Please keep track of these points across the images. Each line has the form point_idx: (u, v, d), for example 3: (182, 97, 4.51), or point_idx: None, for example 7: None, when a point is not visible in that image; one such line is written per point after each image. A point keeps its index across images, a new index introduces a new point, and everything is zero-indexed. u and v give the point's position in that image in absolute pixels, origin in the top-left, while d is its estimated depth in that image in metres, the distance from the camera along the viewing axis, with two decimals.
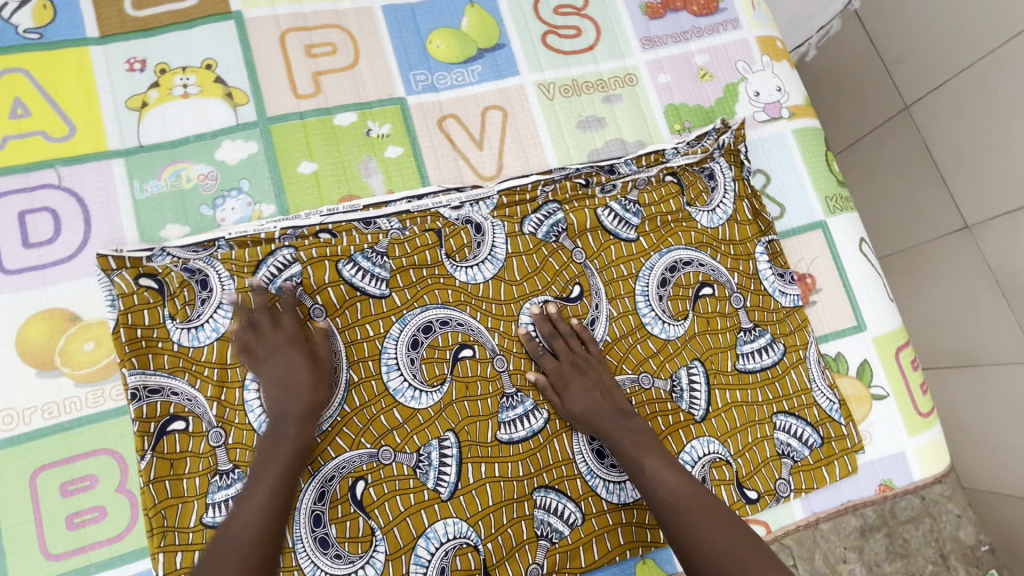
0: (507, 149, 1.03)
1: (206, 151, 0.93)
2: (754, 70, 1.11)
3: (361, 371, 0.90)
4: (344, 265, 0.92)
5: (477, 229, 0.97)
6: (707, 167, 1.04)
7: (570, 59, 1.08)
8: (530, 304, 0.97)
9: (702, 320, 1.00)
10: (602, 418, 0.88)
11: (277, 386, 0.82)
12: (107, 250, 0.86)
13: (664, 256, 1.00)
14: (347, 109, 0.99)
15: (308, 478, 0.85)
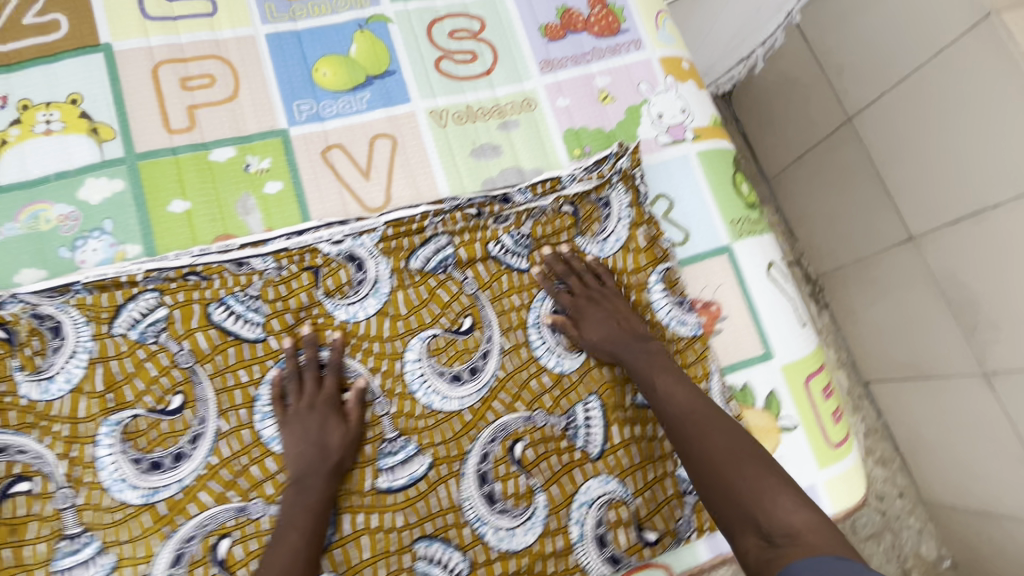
0: (396, 179, 0.99)
1: (68, 190, 0.89)
2: (658, 91, 1.08)
3: (232, 419, 0.85)
4: (214, 309, 0.87)
5: (359, 266, 0.93)
6: (604, 195, 1.02)
7: (465, 85, 1.05)
8: (417, 339, 0.93)
9: (599, 353, 0.97)
10: (619, 345, 0.93)
11: (306, 443, 0.83)
12: None
13: (557, 288, 0.98)
14: (224, 144, 0.95)
15: (162, 540, 0.80)
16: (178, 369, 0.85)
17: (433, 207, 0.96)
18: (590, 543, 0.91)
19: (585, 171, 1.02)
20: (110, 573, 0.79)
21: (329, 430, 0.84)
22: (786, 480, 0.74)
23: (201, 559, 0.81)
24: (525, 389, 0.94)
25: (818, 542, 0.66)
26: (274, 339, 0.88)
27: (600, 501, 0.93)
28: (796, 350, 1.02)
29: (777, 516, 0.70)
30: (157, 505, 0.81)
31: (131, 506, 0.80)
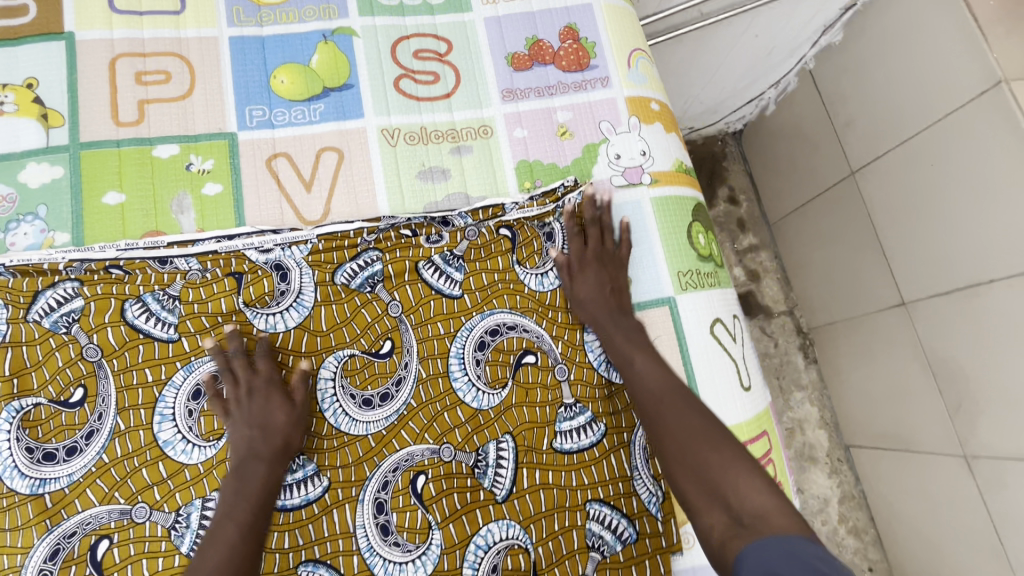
0: (337, 194, 0.98)
1: (8, 171, 0.90)
2: (619, 131, 1.06)
3: (130, 419, 0.84)
4: (130, 305, 0.86)
5: (283, 277, 0.92)
6: (547, 224, 1.00)
7: (422, 105, 1.04)
8: (333, 357, 0.91)
9: (521, 391, 0.94)
10: (603, 314, 0.92)
11: (248, 425, 0.82)
12: None
13: (487, 318, 0.95)
14: (170, 141, 0.95)
15: (43, 533, 0.79)
16: (83, 362, 0.84)
17: (370, 224, 0.96)
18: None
19: (530, 207, 1.00)
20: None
21: (271, 411, 0.83)
22: (753, 463, 0.67)
23: (78, 558, 0.79)
24: (436, 421, 0.91)
25: (786, 524, 0.58)
26: (187, 342, 0.87)
27: (498, 545, 0.88)
28: (730, 415, 0.97)
29: (748, 498, 0.63)
30: (43, 497, 0.80)
31: (18, 494, 0.79)
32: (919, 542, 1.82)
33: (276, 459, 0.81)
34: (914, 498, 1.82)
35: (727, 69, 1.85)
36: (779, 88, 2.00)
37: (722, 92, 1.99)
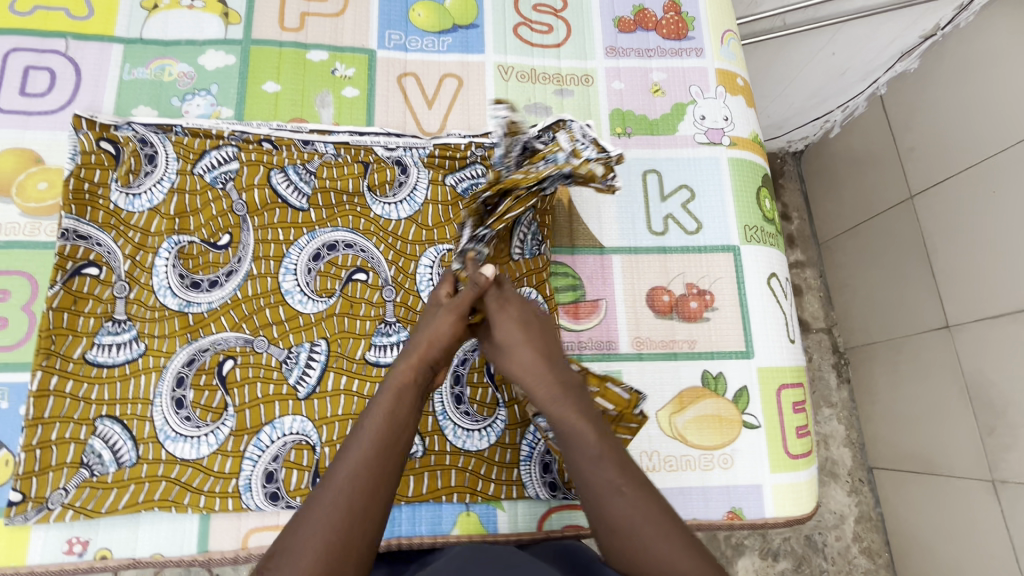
0: (454, 113, 1.12)
1: (191, 54, 1.07)
2: (706, 96, 1.17)
3: (261, 266, 0.98)
4: (275, 174, 1.02)
5: (403, 170, 1.06)
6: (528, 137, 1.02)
7: (535, 51, 1.18)
8: (433, 249, 1.03)
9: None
10: (529, 372, 0.79)
11: (415, 343, 0.80)
12: (84, 113, 1.00)
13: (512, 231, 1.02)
14: (321, 48, 1.11)
15: (183, 344, 0.94)
16: (233, 214, 1.00)
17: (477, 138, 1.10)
18: (535, 469, 0.97)
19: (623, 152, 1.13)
20: (136, 357, 0.92)
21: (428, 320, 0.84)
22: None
23: (208, 369, 0.93)
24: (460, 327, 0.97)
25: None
26: (314, 213, 1.02)
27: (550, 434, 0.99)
28: (780, 359, 1.05)
29: None
30: (187, 315, 0.95)
31: (168, 309, 0.95)
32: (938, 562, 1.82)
33: (403, 391, 0.74)
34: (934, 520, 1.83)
35: (800, 82, 1.95)
36: (845, 110, 2.07)
37: (791, 105, 2.08)
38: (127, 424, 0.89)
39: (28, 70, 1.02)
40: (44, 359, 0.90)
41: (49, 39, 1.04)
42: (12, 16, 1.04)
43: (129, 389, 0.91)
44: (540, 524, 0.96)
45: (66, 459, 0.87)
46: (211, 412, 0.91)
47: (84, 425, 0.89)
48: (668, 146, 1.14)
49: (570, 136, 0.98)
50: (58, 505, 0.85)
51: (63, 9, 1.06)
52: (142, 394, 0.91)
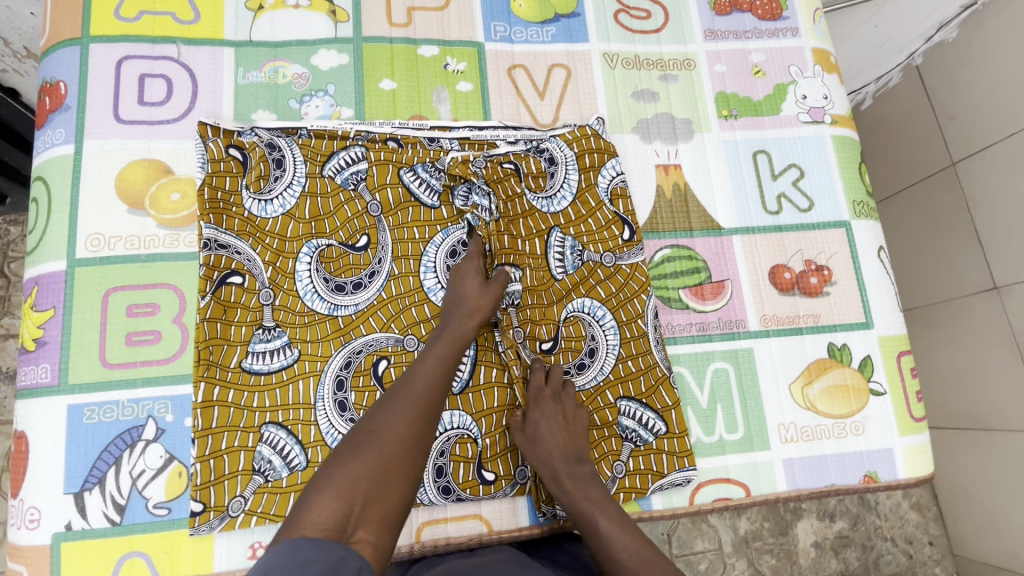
0: (566, 103, 1.13)
1: (304, 54, 1.06)
2: (806, 75, 1.19)
3: (402, 266, 0.99)
4: (405, 172, 1.02)
5: (550, 161, 1.06)
6: (544, 149, 1.06)
7: (636, 37, 1.18)
8: (554, 238, 1.03)
9: (574, 322, 1.00)
10: (564, 470, 0.88)
11: (468, 298, 0.91)
12: (208, 119, 0.99)
13: (545, 253, 1.02)
14: (431, 43, 1.10)
15: (338, 347, 0.94)
16: (368, 216, 1.00)
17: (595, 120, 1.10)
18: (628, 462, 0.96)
19: (731, 135, 1.16)
20: (292, 363, 0.93)
21: (466, 290, 0.92)
22: None
23: (364, 371, 0.94)
24: (525, 339, 0.96)
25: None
26: (445, 210, 1.02)
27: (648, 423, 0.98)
28: (897, 328, 1.10)
29: None
30: (337, 318, 0.95)
31: (318, 313, 0.95)
32: (968, 522, 1.88)
33: (460, 340, 0.86)
34: (962, 485, 1.88)
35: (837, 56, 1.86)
36: (880, 83, 1.96)
37: None
38: (292, 429, 0.90)
39: (143, 78, 1.00)
40: (205, 370, 0.90)
41: (160, 45, 1.02)
42: (119, 23, 1.02)
43: (288, 395, 0.91)
44: (692, 498, 0.99)
45: (238, 467, 0.88)
46: None
47: (251, 433, 0.89)
48: (773, 126, 1.16)
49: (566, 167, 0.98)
50: (239, 511, 0.87)
51: (170, 13, 1.04)
52: (302, 399, 0.92)
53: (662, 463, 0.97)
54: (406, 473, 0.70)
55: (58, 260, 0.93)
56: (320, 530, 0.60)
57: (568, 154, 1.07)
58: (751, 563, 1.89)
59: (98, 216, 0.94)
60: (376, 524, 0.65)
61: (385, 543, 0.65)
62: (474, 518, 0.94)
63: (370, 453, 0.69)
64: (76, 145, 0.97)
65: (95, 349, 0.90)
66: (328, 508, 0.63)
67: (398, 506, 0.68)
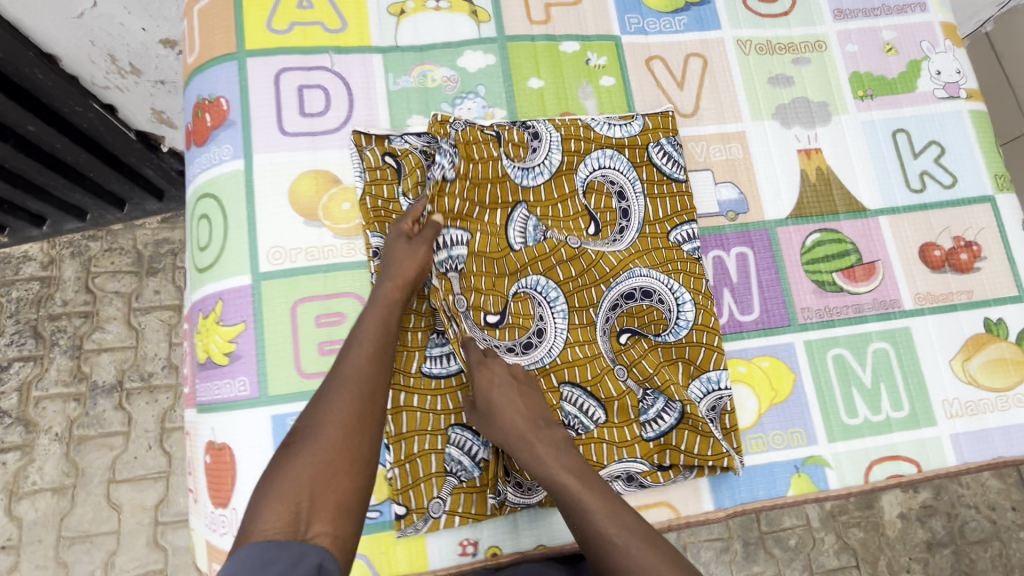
0: (705, 93, 1.13)
1: (450, 56, 1.06)
2: (938, 50, 1.19)
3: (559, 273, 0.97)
4: (529, 177, 1.00)
5: (535, 136, 1.02)
6: (531, 127, 1.02)
7: (765, 21, 1.18)
8: (516, 214, 0.99)
9: (523, 298, 0.96)
10: (524, 439, 0.82)
11: (397, 265, 0.88)
12: (360, 128, 1.00)
13: (505, 227, 0.98)
14: (571, 39, 1.10)
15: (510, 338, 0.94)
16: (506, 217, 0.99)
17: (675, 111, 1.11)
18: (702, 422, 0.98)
19: (868, 116, 1.15)
20: None
21: (400, 258, 0.88)
22: None
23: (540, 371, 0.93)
24: (468, 309, 0.93)
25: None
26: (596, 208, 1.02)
27: (721, 391, 0.98)
28: None
29: None
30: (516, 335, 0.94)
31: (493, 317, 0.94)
32: None
33: (389, 311, 0.84)
34: None
35: None
36: None
37: None
38: (475, 429, 0.92)
39: (302, 90, 1.01)
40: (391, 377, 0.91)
41: (313, 56, 1.03)
42: (272, 35, 1.02)
43: (469, 396, 0.92)
44: (867, 476, 1.01)
45: (432, 469, 0.90)
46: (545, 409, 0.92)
47: (439, 435, 0.91)
48: (910, 104, 1.16)
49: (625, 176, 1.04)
50: (441, 512, 0.90)
51: (319, 23, 1.04)
52: None
53: (694, 443, 0.96)
54: (349, 466, 0.71)
55: (242, 274, 0.95)
56: (272, 536, 0.64)
57: (553, 133, 1.02)
58: (839, 537, 1.90)
59: (278, 230, 0.96)
60: (330, 516, 0.67)
61: (347, 530, 0.68)
62: (663, 505, 0.98)
63: (312, 451, 0.71)
64: (245, 160, 0.98)
65: (290, 359, 0.93)
66: (275, 516, 0.65)
67: (350, 490, 0.70)
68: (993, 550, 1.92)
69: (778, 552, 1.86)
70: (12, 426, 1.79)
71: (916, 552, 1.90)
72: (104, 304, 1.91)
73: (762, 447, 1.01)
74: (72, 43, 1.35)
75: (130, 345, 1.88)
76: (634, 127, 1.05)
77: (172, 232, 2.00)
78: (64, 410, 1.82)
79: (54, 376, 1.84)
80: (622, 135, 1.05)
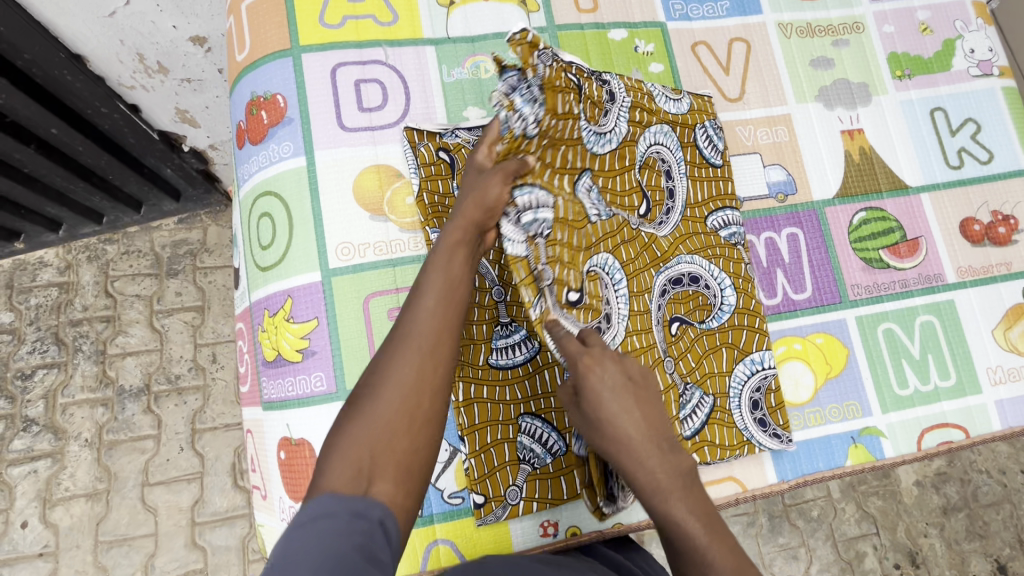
0: (750, 77, 1.15)
1: (502, 47, 1.07)
2: (971, 29, 1.22)
3: (623, 255, 0.80)
4: (596, 140, 0.77)
5: (607, 95, 0.80)
6: (605, 82, 0.80)
7: (804, 4, 1.20)
8: (584, 180, 0.76)
9: (594, 278, 0.75)
10: (642, 458, 0.63)
11: (465, 189, 0.70)
12: (411, 125, 0.98)
13: (576, 187, 0.75)
14: (619, 27, 1.11)
15: None
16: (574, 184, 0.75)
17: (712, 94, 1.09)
18: (745, 404, 0.96)
19: (906, 95, 1.18)
20: (535, 354, 0.91)
21: (477, 183, 0.69)
22: None
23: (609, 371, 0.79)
24: (554, 282, 0.69)
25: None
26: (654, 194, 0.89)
27: (764, 370, 0.97)
28: None
29: None
30: None
31: None
32: None
33: (462, 248, 0.68)
34: None
35: None
36: None
37: None
38: (546, 418, 0.91)
39: (359, 85, 1.01)
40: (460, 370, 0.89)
41: (367, 50, 1.03)
42: (326, 30, 1.02)
43: (537, 385, 0.91)
44: (919, 443, 1.05)
45: (505, 458, 0.90)
46: None
47: (510, 425, 0.90)
48: (947, 83, 1.19)
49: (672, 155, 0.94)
50: (519, 499, 0.91)
51: (371, 16, 1.04)
52: (550, 388, 0.91)
53: (725, 436, 0.93)
54: (421, 421, 0.59)
55: (312, 271, 0.96)
56: (336, 500, 0.53)
57: (624, 94, 0.84)
58: (859, 506, 1.95)
59: (344, 225, 0.96)
60: (394, 476, 0.56)
61: (412, 490, 0.57)
62: (729, 480, 0.99)
63: (376, 403, 0.58)
64: (307, 156, 0.98)
65: (365, 354, 0.94)
66: (337, 477, 0.55)
67: (419, 452, 0.58)
68: (1005, 511, 1.98)
69: (801, 524, 1.91)
70: (40, 434, 1.78)
71: (932, 517, 1.96)
72: (125, 307, 1.89)
73: (820, 421, 1.04)
74: (101, 42, 1.33)
75: (154, 348, 1.87)
76: (682, 105, 1.00)
77: (190, 233, 1.97)
78: (93, 415, 1.80)
79: (79, 383, 1.82)
80: (684, 116, 0.99)
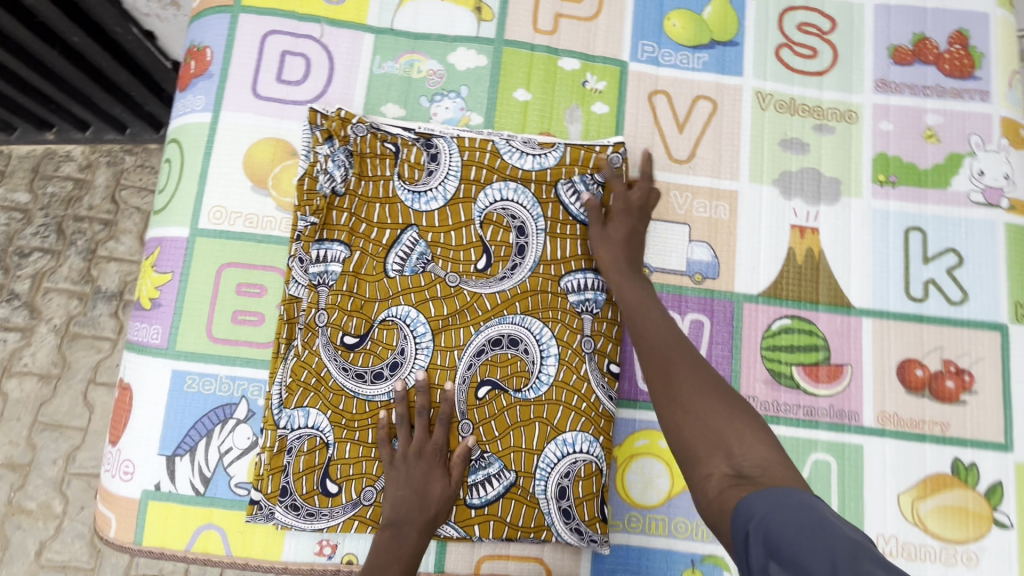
0: (705, 139, 1.04)
1: (442, 50, 1.02)
2: (988, 148, 1.04)
3: (430, 310, 0.91)
4: (417, 202, 0.94)
5: (433, 157, 0.95)
6: (432, 144, 0.96)
7: (796, 77, 1.07)
8: (405, 234, 0.93)
9: (388, 327, 0.91)
10: (618, 266, 0.90)
11: (412, 482, 0.84)
12: (318, 106, 0.95)
13: (390, 247, 0.93)
14: (573, 56, 1.04)
15: (373, 361, 0.90)
16: (390, 234, 0.93)
17: (614, 144, 0.98)
18: (550, 490, 0.88)
19: (884, 204, 1.03)
20: (360, 382, 0.89)
21: (433, 479, 0.85)
22: (760, 422, 0.64)
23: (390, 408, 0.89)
24: (327, 326, 0.91)
25: (786, 476, 0.56)
26: (498, 251, 0.94)
27: (575, 455, 0.88)
28: None
29: (753, 450, 0.60)
30: (383, 360, 0.90)
31: (375, 331, 0.91)
32: None
33: (426, 529, 0.83)
34: None
35: None
36: None
37: None
38: (336, 447, 0.87)
39: (284, 56, 0.99)
40: (280, 368, 0.90)
41: (305, 24, 1.01)
42: None
43: (352, 405, 0.88)
44: None
45: (300, 468, 0.87)
46: (373, 449, 0.88)
47: (315, 439, 0.88)
48: (936, 202, 1.03)
49: (526, 214, 0.95)
50: (290, 515, 0.86)
51: None
52: (364, 410, 0.88)
53: (524, 517, 0.88)
54: None
55: (182, 226, 0.95)
56: None
57: (457, 155, 0.95)
58: None
59: (224, 189, 0.96)
60: None
61: None
62: (535, 561, 0.91)
63: None
64: (213, 114, 0.98)
65: (203, 321, 0.93)
66: None
67: None
68: None
69: None
70: None
71: None
72: (125, 217, 1.66)
73: (662, 532, 0.93)
74: None
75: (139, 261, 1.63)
76: (548, 159, 0.96)
77: None
78: (66, 306, 1.59)
79: (65, 275, 1.61)
80: (559, 166, 0.96)
